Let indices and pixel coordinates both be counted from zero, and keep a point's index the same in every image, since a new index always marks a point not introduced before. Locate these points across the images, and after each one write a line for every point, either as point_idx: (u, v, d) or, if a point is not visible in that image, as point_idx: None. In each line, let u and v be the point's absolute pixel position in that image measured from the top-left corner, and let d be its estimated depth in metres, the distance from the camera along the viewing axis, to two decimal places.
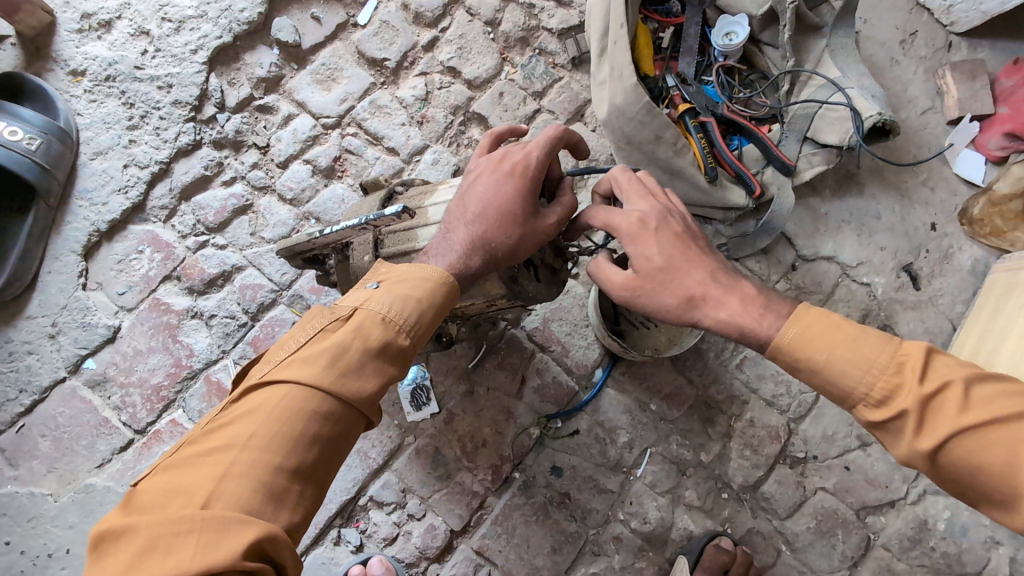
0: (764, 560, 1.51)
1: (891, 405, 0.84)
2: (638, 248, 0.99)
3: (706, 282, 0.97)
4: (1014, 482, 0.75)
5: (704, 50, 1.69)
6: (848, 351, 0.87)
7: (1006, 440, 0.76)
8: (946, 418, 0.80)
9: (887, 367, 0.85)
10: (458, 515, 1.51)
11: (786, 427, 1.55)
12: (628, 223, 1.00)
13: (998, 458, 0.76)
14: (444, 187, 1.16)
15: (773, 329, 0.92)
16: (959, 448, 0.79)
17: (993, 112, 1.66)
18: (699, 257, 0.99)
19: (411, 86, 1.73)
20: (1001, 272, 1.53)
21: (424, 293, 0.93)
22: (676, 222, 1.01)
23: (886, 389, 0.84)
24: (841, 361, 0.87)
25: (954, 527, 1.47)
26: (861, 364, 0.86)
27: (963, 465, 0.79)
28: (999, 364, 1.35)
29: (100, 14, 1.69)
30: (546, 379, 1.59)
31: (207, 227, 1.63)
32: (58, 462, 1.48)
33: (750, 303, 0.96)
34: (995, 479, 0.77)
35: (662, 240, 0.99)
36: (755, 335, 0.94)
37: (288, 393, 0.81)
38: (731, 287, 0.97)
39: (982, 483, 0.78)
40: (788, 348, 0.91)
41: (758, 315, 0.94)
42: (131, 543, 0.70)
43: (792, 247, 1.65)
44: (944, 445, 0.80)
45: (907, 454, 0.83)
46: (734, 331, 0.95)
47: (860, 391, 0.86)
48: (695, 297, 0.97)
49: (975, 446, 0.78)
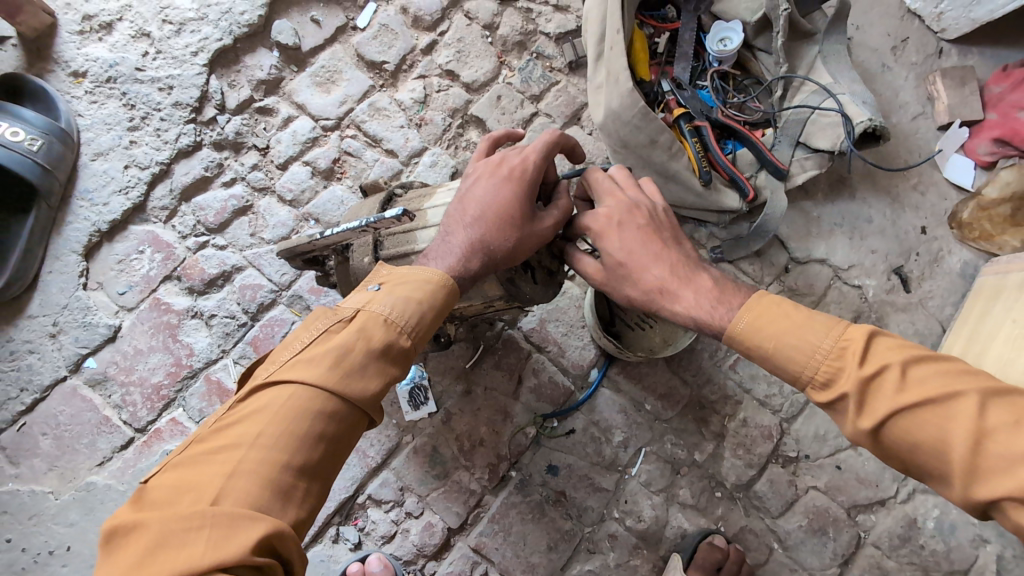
0: (757, 557, 1.53)
1: (834, 387, 0.86)
2: (604, 243, 1.02)
3: (663, 276, 0.99)
4: (946, 457, 0.77)
5: (698, 56, 1.71)
6: (792, 337, 0.89)
7: (938, 417, 0.78)
8: (884, 399, 0.81)
9: (830, 351, 0.86)
10: (455, 513, 1.53)
11: (779, 427, 1.58)
12: (595, 220, 1.04)
13: (931, 434, 0.78)
14: (443, 190, 1.18)
15: (726, 321, 0.95)
16: (897, 426, 0.81)
17: (981, 119, 1.70)
18: (659, 250, 1.01)
19: (410, 89, 1.74)
20: (989, 275, 1.56)
21: (426, 295, 0.95)
22: (642, 215, 1.03)
23: (829, 373, 0.86)
24: (787, 347, 0.89)
25: (942, 525, 1.50)
26: (805, 349, 0.88)
27: (901, 443, 0.81)
28: (987, 364, 1.38)
29: (101, 15, 1.70)
30: (542, 379, 1.61)
31: (207, 228, 1.64)
32: (60, 460, 1.49)
33: (705, 297, 0.97)
34: (930, 454, 0.79)
35: (626, 234, 1.01)
36: (710, 327, 0.96)
37: (294, 393, 0.83)
38: (688, 281, 0.99)
39: (919, 458, 0.80)
40: (739, 336, 0.94)
41: (711, 309, 0.96)
42: (145, 538, 0.71)
43: (785, 249, 1.67)
44: (882, 424, 0.81)
45: (851, 434, 0.86)
46: (692, 323, 0.98)
47: (806, 374, 0.88)
48: (654, 290, 1.00)
49: (911, 424, 0.80)
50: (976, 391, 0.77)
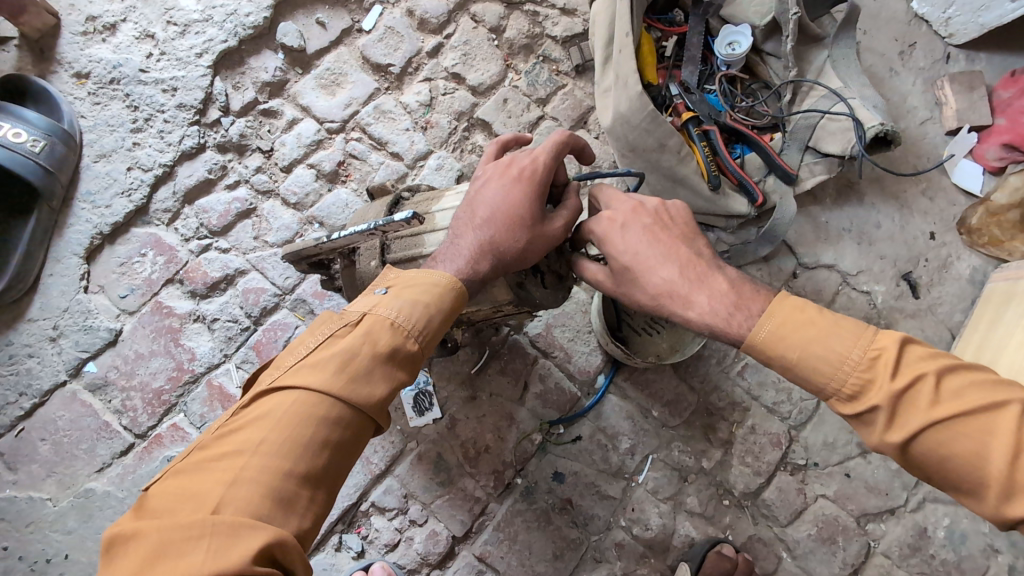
0: (765, 567, 1.50)
1: (863, 400, 0.83)
2: (609, 246, 1.01)
3: (673, 279, 0.96)
4: (981, 471, 0.75)
5: (706, 60, 1.70)
6: (820, 347, 0.86)
7: (975, 431, 0.76)
8: (917, 412, 0.79)
9: (860, 362, 0.84)
10: (460, 521, 1.51)
11: (788, 434, 1.56)
12: (600, 225, 1.02)
13: (966, 448, 0.76)
14: (451, 193, 1.16)
15: (745, 328, 0.92)
16: (929, 440, 0.79)
17: (990, 124, 1.69)
18: (669, 250, 0.98)
19: (415, 92, 1.73)
20: (999, 281, 1.55)
21: (433, 299, 0.93)
22: (646, 215, 1.01)
23: (857, 385, 0.84)
24: (813, 358, 0.87)
25: (953, 535, 1.49)
26: (833, 360, 0.85)
27: (932, 456, 0.79)
28: (999, 372, 1.37)
29: (105, 17, 1.69)
30: (549, 385, 1.59)
31: (210, 231, 1.62)
32: (58, 466, 1.47)
33: (720, 300, 0.94)
34: (963, 467, 0.77)
35: (631, 235, 0.99)
36: (727, 334, 0.93)
37: (298, 399, 0.81)
38: (701, 283, 0.96)
39: (950, 472, 0.79)
40: (761, 345, 0.91)
41: (729, 315, 0.93)
42: (144, 547, 0.69)
43: (793, 254, 1.66)
44: (914, 437, 0.80)
45: (878, 446, 0.84)
46: (707, 329, 0.95)
47: (832, 385, 0.86)
48: (665, 294, 0.97)
49: (944, 437, 0.78)
50: (1015, 404, 0.75)
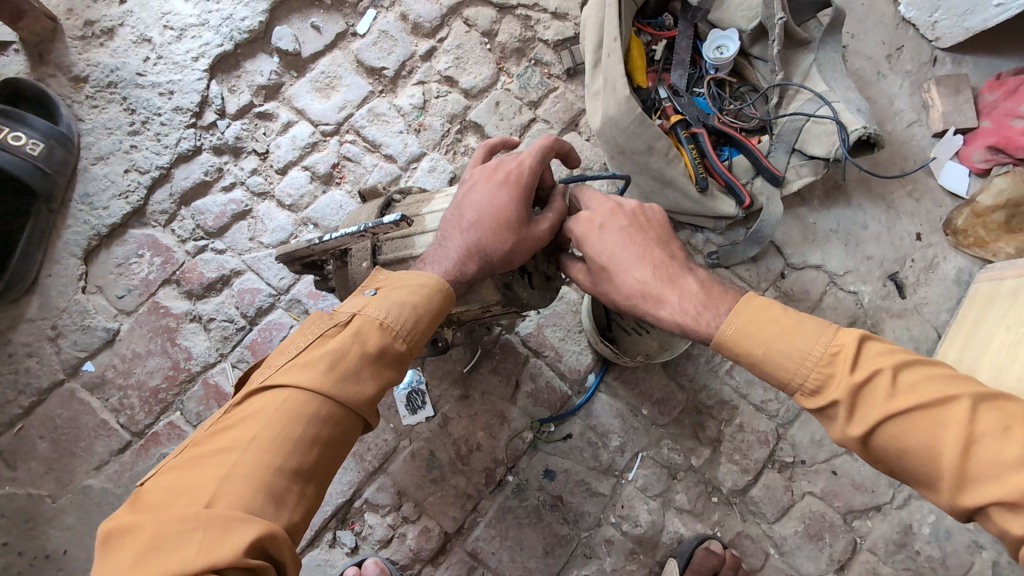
0: (753, 563, 1.53)
1: (824, 394, 0.86)
2: (587, 246, 1.03)
3: (646, 279, 0.99)
4: (936, 463, 0.78)
5: (695, 63, 1.73)
6: (783, 343, 0.89)
7: (929, 424, 0.78)
8: (875, 405, 0.82)
9: (821, 358, 0.86)
10: (452, 517, 1.53)
11: (775, 432, 1.59)
12: (578, 225, 1.05)
13: (922, 441, 0.79)
14: (441, 195, 1.19)
15: (713, 326, 0.94)
16: (887, 433, 0.81)
17: (976, 126, 1.71)
18: (643, 251, 1.00)
19: (409, 94, 1.76)
20: (983, 281, 1.57)
21: (421, 299, 0.96)
22: (623, 217, 1.04)
23: (818, 380, 0.86)
24: (777, 354, 0.89)
25: (938, 531, 1.51)
26: (796, 356, 0.88)
27: (891, 449, 0.82)
28: (982, 371, 1.39)
29: (103, 21, 1.71)
30: (540, 384, 1.62)
31: (207, 232, 1.65)
32: (57, 463, 1.49)
33: (691, 300, 0.97)
34: (919, 460, 0.79)
35: (608, 236, 1.02)
36: (696, 332, 0.96)
37: (289, 397, 0.84)
38: (673, 283, 0.98)
39: (909, 464, 0.81)
40: (729, 342, 0.93)
41: (697, 314, 0.95)
42: (140, 540, 0.72)
43: (781, 255, 1.68)
44: (873, 430, 0.82)
45: (841, 439, 0.86)
46: (679, 328, 0.97)
47: (796, 381, 0.88)
48: (637, 294, 0.99)
49: (901, 430, 0.80)
50: (967, 397, 0.77)
